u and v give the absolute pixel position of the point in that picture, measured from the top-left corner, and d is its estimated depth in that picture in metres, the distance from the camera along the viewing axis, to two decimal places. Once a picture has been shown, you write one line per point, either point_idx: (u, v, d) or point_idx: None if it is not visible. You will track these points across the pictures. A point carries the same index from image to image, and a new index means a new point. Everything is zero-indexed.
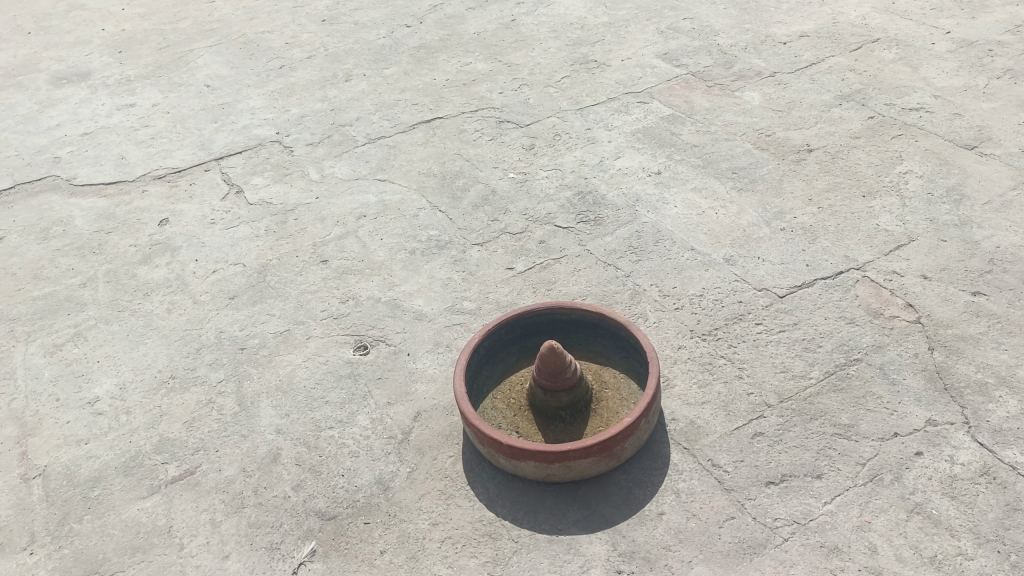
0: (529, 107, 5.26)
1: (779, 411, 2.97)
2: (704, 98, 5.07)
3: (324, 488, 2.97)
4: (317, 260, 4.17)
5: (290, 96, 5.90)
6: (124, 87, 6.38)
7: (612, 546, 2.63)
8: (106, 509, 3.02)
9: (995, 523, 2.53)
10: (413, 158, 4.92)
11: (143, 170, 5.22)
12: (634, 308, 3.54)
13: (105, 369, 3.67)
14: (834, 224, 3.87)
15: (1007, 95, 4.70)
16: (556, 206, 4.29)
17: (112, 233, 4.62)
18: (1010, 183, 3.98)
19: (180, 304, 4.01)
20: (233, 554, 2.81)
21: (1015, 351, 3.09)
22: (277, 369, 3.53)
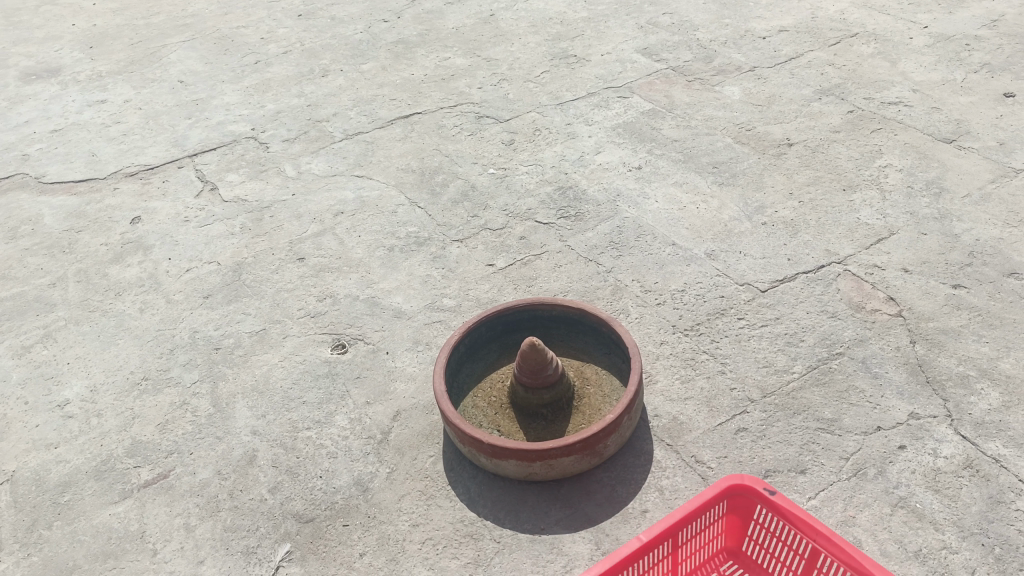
0: (509, 102, 5.20)
1: (763, 406, 2.95)
2: (684, 93, 5.05)
3: (301, 490, 2.91)
4: (294, 258, 4.10)
5: (265, 92, 5.81)
6: (96, 83, 6.25)
7: (596, 546, 2.59)
8: (76, 514, 2.93)
9: (979, 515, 2.52)
10: (391, 154, 4.86)
11: (115, 167, 5.11)
12: (616, 304, 3.51)
13: (76, 371, 3.57)
14: (815, 218, 3.86)
15: (984, 89, 4.73)
16: (537, 202, 4.25)
17: (82, 232, 4.51)
18: (989, 177, 3.99)
19: (154, 303, 3.92)
20: (209, 558, 2.73)
21: (996, 344, 3.09)
22: (253, 369, 3.46)
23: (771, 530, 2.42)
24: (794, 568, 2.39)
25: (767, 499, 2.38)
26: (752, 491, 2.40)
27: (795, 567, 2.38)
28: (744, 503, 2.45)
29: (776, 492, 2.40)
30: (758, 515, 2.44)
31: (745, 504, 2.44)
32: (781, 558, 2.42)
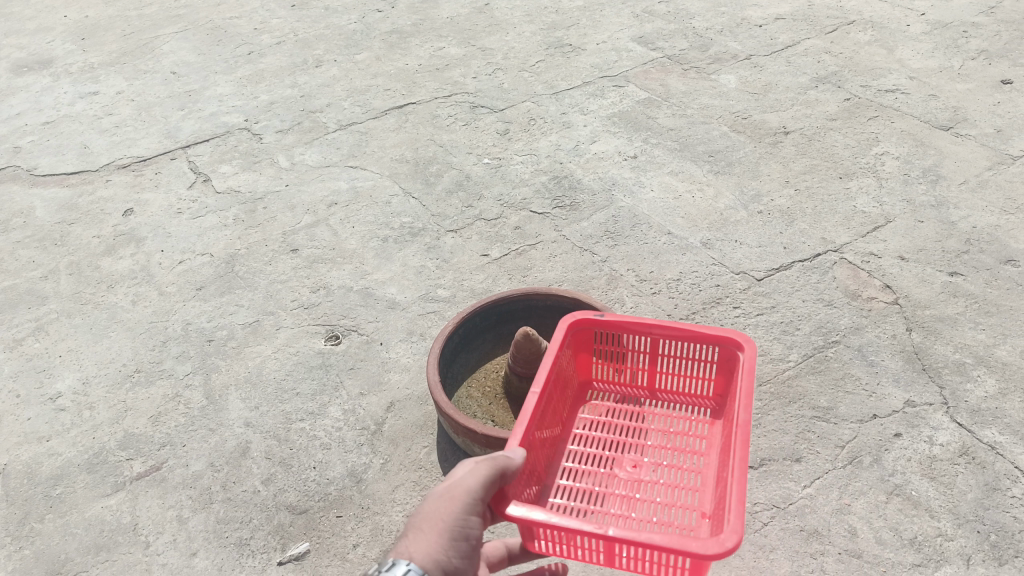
0: (504, 92, 5.17)
1: (758, 394, 2.94)
2: (680, 81, 5.01)
3: (294, 481, 2.89)
4: (287, 249, 4.07)
5: (258, 83, 5.77)
6: (88, 75, 6.20)
7: None
8: (69, 507, 2.91)
9: (974, 503, 2.51)
10: (385, 144, 4.82)
11: (107, 159, 5.07)
12: (611, 294, 3.49)
13: (68, 364, 3.55)
14: (811, 206, 3.84)
15: (981, 76, 4.70)
16: (531, 191, 4.22)
17: (75, 224, 4.48)
18: (986, 164, 3.97)
19: (146, 295, 3.90)
20: (202, 550, 2.71)
21: (992, 331, 3.08)
22: (246, 360, 3.44)
23: (610, 345, 2.58)
24: (639, 367, 2.59)
25: (601, 322, 2.49)
26: (586, 321, 2.50)
27: (639, 365, 2.58)
28: (580, 337, 2.56)
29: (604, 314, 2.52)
30: (593, 339, 2.58)
31: (581, 334, 2.54)
32: (626, 366, 2.61)
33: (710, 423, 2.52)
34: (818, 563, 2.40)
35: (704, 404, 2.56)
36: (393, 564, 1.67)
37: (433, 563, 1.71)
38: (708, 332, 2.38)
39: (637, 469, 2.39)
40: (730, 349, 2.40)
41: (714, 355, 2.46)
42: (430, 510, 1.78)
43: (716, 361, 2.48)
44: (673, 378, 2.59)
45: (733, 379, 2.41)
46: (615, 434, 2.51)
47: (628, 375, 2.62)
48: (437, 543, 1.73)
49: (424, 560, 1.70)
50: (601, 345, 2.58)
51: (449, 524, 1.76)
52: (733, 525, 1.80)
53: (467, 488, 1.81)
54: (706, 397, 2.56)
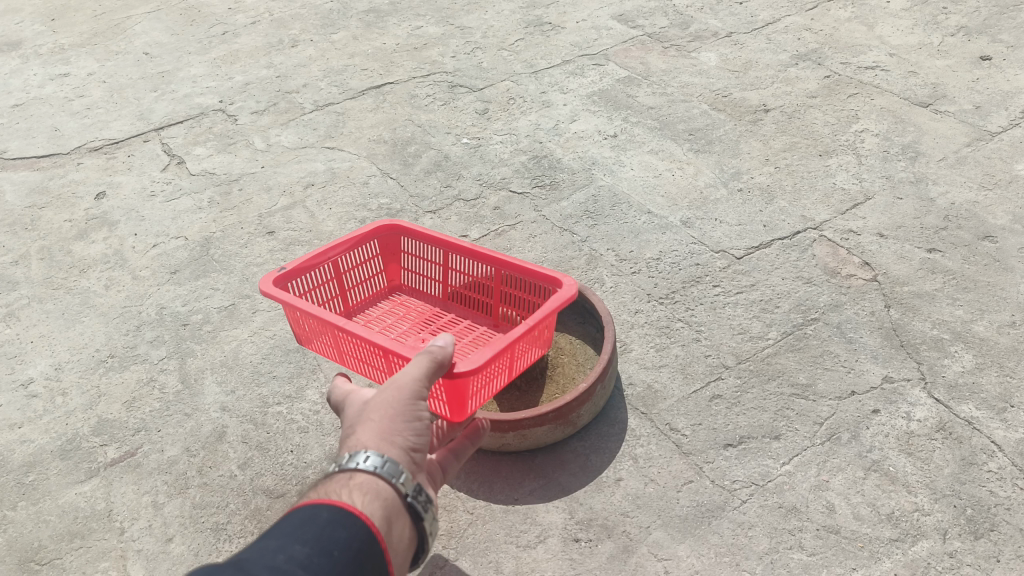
0: (483, 71, 5.11)
1: (737, 372, 2.93)
2: (661, 59, 4.97)
3: (271, 466, 2.86)
4: (263, 232, 4.01)
5: (233, 63, 5.66)
6: (58, 56, 6.06)
7: (569, 514, 2.55)
8: (41, 495, 2.86)
9: (951, 478, 2.52)
10: (363, 125, 4.76)
11: (79, 142, 4.96)
12: (590, 274, 3.46)
13: (39, 350, 3.48)
14: (790, 184, 3.83)
15: (961, 52, 4.69)
16: (511, 171, 4.18)
17: (45, 208, 4.39)
18: (964, 140, 3.97)
19: (119, 280, 3.83)
20: (177, 536, 2.67)
21: (969, 306, 3.09)
22: (222, 345, 3.39)
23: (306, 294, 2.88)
24: (336, 295, 3.01)
25: (288, 271, 2.77)
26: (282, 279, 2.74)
27: (333, 293, 2.99)
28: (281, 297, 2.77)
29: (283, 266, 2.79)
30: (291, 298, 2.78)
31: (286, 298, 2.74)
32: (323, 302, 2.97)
33: (408, 299, 3.20)
34: (797, 539, 2.40)
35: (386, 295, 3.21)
36: (352, 454, 1.62)
37: (391, 443, 1.67)
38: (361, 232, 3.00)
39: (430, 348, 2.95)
40: (383, 233, 3.07)
41: (374, 247, 3.09)
42: (375, 402, 1.77)
43: (377, 253, 3.11)
44: (356, 292, 3.09)
45: (400, 255, 3.15)
46: None
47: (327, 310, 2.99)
48: (390, 425, 1.70)
49: (381, 443, 1.66)
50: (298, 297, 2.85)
51: (398, 407, 1.75)
52: (558, 282, 2.68)
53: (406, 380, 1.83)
54: (380, 289, 3.19)
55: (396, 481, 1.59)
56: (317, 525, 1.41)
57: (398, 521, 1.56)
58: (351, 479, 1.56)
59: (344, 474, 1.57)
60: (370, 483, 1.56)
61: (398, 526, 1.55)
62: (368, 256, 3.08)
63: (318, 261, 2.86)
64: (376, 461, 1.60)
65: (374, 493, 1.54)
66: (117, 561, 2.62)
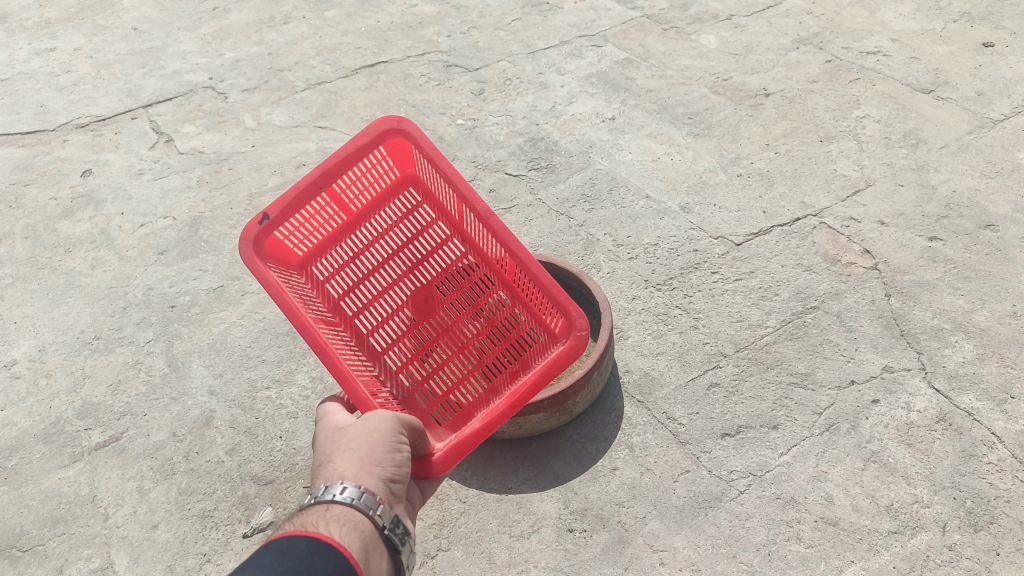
0: (478, 51, 5.01)
1: (735, 360, 2.89)
2: (660, 41, 4.89)
3: (260, 452, 2.80)
4: (253, 212, 3.93)
5: (224, 40, 5.54)
6: (44, 31, 5.92)
7: (564, 504, 2.51)
8: (24, 479, 2.80)
9: (951, 469, 2.49)
10: (356, 105, 4.66)
11: (64, 119, 4.85)
12: (587, 259, 3.40)
13: (23, 331, 3.40)
14: (791, 170, 3.77)
15: (963, 39, 4.63)
16: (506, 153, 4.10)
17: (30, 186, 4.29)
18: (967, 128, 3.91)
19: (105, 260, 3.74)
20: (163, 523, 2.62)
21: (970, 296, 3.05)
22: (210, 327, 3.32)
23: (297, 223, 2.40)
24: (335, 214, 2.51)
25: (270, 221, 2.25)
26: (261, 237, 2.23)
27: (330, 210, 2.49)
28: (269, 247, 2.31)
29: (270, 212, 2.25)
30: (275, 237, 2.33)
31: (269, 245, 2.29)
32: (320, 224, 2.49)
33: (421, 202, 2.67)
34: (794, 530, 2.37)
35: (398, 193, 2.65)
36: (328, 486, 1.62)
37: (370, 474, 1.67)
38: (363, 140, 2.32)
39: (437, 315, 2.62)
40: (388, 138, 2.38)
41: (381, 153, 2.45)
42: (356, 429, 1.76)
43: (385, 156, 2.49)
44: (360, 198, 2.56)
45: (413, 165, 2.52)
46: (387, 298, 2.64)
47: (325, 226, 2.53)
48: (368, 456, 1.69)
49: (359, 474, 1.66)
50: (288, 236, 2.38)
51: (380, 435, 1.74)
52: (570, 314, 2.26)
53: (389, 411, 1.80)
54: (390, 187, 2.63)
55: (372, 513, 1.60)
56: (296, 557, 1.40)
57: (375, 553, 1.58)
58: (328, 512, 1.57)
59: (321, 506, 1.58)
60: (347, 516, 1.57)
61: (375, 557, 1.57)
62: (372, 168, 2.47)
63: (307, 190, 2.29)
64: (353, 493, 1.61)
65: (351, 526, 1.55)
66: (101, 547, 2.57)
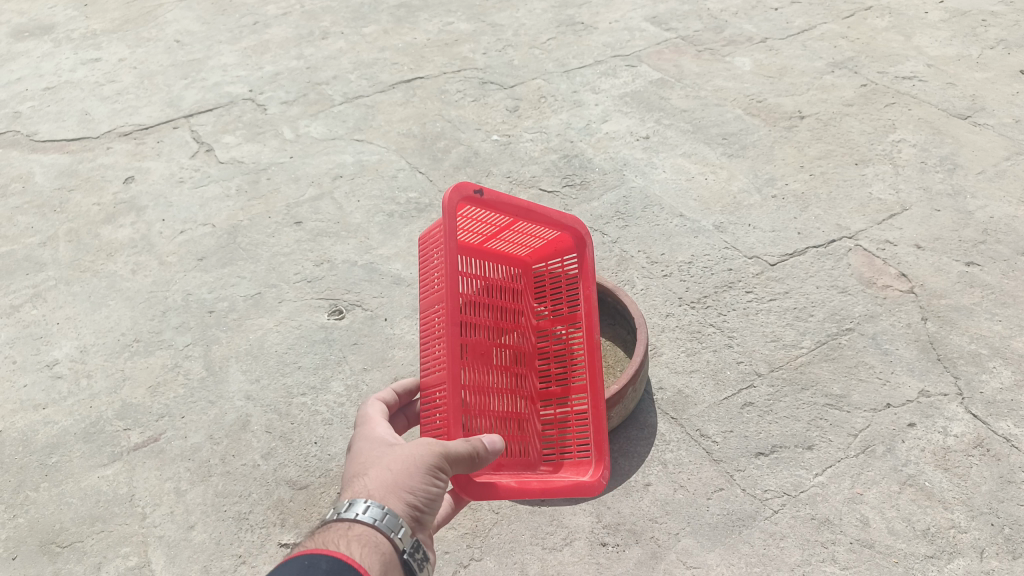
0: (513, 68, 5.08)
1: (770, 380, 2.88)
2: (694, 62, 4.92)
3: (295, 457, 2.84)
4: (290, 222, 4.00)
5: (264, 53, 5.66)
6: (90, 42, 6.09)
7: (597, 518, 2.51)
8: (65, 476, 2.85)
9: (989, 495, 2.46)
10: (392, 119, 4.74)
11: (108, 127, 4.98)
12: (621, 276, 3.42)
13: (65, 332, 3.48)
14: (825, 192, 3.77)
15: (1000, 65, 4.61)
16: (540, 169, 4.15)
17: (74, 191, 4.40)
18: (1004, 154, 3.90)
19: (146, 265, 3.82)
20: (200, 523, 2.66)
21: (1008, 322, 3.02)
22: (247, 333, 3.38)
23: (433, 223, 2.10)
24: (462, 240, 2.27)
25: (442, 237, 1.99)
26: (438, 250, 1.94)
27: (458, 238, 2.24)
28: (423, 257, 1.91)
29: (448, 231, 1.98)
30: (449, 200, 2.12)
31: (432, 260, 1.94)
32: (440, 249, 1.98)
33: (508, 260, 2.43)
34: (829, 552, 2.35)
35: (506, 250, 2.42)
36: (353, 503, 1.61)
37: (396, 496, 1.65)
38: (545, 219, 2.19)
39: None
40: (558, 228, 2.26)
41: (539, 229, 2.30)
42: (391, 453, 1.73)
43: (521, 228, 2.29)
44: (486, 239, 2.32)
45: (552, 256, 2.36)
46: None
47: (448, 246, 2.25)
48: (397, 479, 1.67)
49: (385, 496, 1.64)
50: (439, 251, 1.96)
51: (412, 458, 1.71)
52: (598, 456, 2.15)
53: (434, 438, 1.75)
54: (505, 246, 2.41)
55: (393, 536, 1.57)
56: None
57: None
58: (348, 530, 1.56)
59: (343, 524, 1.57)
60: (367, 537, 1.56)
61: None
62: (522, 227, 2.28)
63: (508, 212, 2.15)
64: (376, 513, 1.59)
65: (371, 547, 1.54)
66: (139, 546, 2.61)
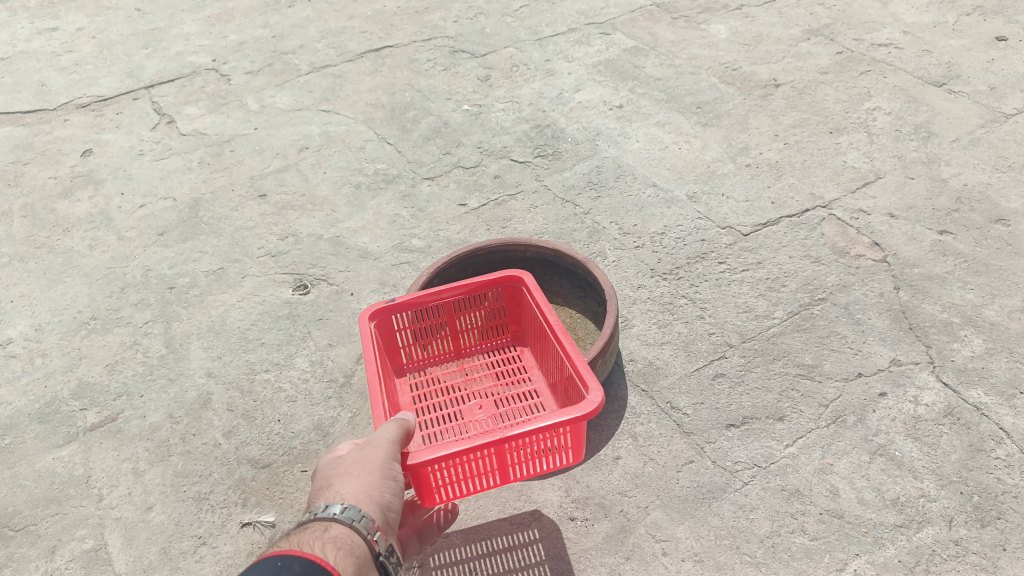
0: (485, 36, 4.95)
1: (741, 351, 2.84)
2: (669, 30, 4.83)
3: (258, 435, 2.77)
4: (254, 195, 3.88)
5: (228, 22, 5.48)
6: (47, 11, 5.87)
7: (565, 492, 2.47)
8: (18, 458, 2.76)
9: (958, 464, 2.44)
10: (360, 88, 4.61)
11: (66, 99, 4.80)
12: (592, 247, 3.36)
13: (20, 310, 3.37)
14: (799, 161, 3.72)
15: (976, 32, 4.56)
16: (512, 139, 4.06)
17: (30, 164, 4.25)
18: (978, 122, 3.85)
19: (104, 240, 3.70)
20: (158, 505, 2.58)
21: (981, 290, 2.99)
22: (209, 309, 3.28)
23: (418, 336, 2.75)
24: (442, 335, 2.78)
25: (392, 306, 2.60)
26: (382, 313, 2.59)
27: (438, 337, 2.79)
28: (384, 326, 2.63)
29: (395, 301, 2.60)
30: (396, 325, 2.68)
31: (383, 324, 2.62)
32: (427, 337, 2.77)
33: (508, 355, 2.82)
34: (799, 523, 2.33)
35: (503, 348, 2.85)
36: (328, 505, 1.63)
37: (368, 499, 1.70)
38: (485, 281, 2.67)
39: (485, 411, 2.60)
40: (505, 284, 2.71)
41: (497, 297, 2.74)
42: (353, 458, 1.80)
43: (498, 304, 2.77)
44: (467, 334, 2.82)
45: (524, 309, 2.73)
46: (450, 409, 2.63)
47: (434, 350, 2.82)
48: (365, 483, 1.73)
49: (359, 500, 1.68)
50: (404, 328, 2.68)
51: (375, 463, 1.78)
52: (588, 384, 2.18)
53: (382, 442, 1.85)
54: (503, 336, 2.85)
55: (369, 537, 1.60)
56: None
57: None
58: (327, 531, 1.57)
59: (320, 525, 1.58)
60: (345, 537, 1.57)
61: None
62: (489, 303, 2.76)
63: (430, 299, 2.64)
64: (353, 514, 1.62)
65: (349, 546, 1.55)
66: (95, 528, 2.53)
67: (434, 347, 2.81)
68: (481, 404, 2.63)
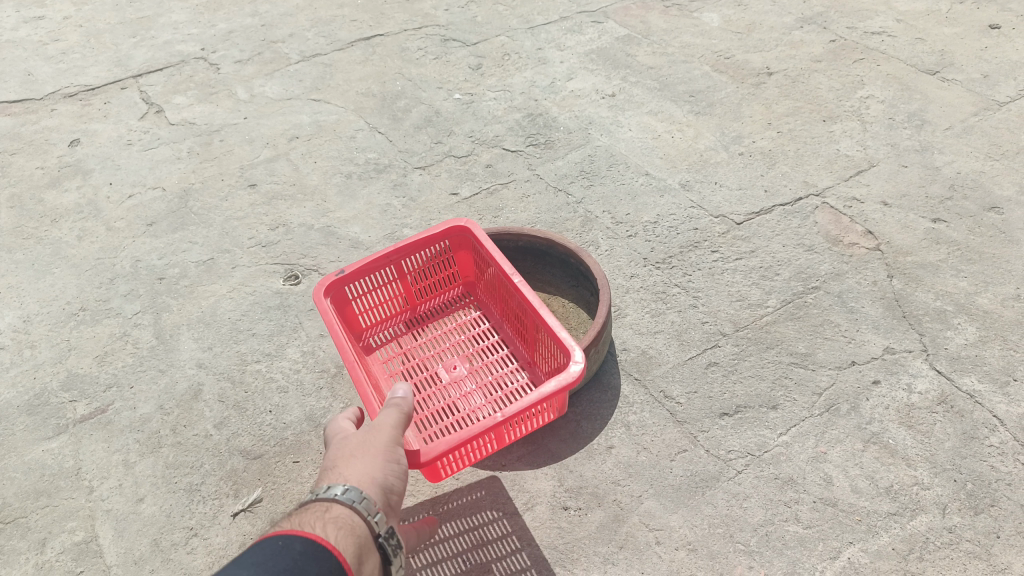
0: (477, 25, 4.92)
1: (735, 340, 2.84)
2: (661, 18, 4.80)
3: (249, 426, 2.75)
4: (244, 184, 3.85)
5: (217, 10, 5.43)
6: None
7: (559, 482, 2.46)
8: (7, 451, 2.74)
9: (952, 452, 2.44)
10: (351, 77, 4.57)
11: (52, 88, 4.74)
12: (585, 236, 3.34)
13: (7, 301, 3.33)
14: (793, 149, 3.71)
15: (969, 20, 4.55)
16: (504, 128, 4.03)
17: (16, 154, 4.20)
18: (971, 110, 3.85)
19: (92, 231, 3.66)
20: (149, 496, 2.56)
21: (974, 278, 2.99)
22: (199, 300, 3.25)
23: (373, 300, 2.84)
24: (398, 294, 2.89)
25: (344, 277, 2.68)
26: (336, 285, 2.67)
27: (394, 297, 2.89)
28: (339, 297, 2.72)
29: (347, 269, 2.69)
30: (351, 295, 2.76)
31: (337, 295, 2.70)
32: (383, 301, 2.86)
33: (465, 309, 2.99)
34: (792, 511, 2.33)
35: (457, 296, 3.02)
36: (329, 487, 1.60)
37: (370, 483, 1.66)
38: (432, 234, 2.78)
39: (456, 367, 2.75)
40: (452, 234, 2.84)
41: (445, 247, 2.87)
42: (356, 442, 1.77)
43: (446, 252, 2.90)
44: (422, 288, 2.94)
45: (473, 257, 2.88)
46: (423, 367, 2.76)
47: (393, 309, 2.92)
48: (369, 466, 1.70)
49: (360, 483, 1.64)
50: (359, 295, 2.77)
51: (377, 448, 1.75)
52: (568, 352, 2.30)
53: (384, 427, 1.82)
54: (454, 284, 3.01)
55: (368, 518, 1.57)
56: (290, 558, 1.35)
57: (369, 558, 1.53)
58: (326, 512, 1.54)
59: (321, 505, 1.56)
60: (344, 518, 1.54)
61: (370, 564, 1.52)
62: (438, 254, 2.89)
63: (381, 261, 2.74)
64: (354, 496, 1.58)
65: (349, 528, 1.52)
66: (85, 521, 2.51)
67: (392, 308, 2.92)
68: (449, 361, 2.78)
